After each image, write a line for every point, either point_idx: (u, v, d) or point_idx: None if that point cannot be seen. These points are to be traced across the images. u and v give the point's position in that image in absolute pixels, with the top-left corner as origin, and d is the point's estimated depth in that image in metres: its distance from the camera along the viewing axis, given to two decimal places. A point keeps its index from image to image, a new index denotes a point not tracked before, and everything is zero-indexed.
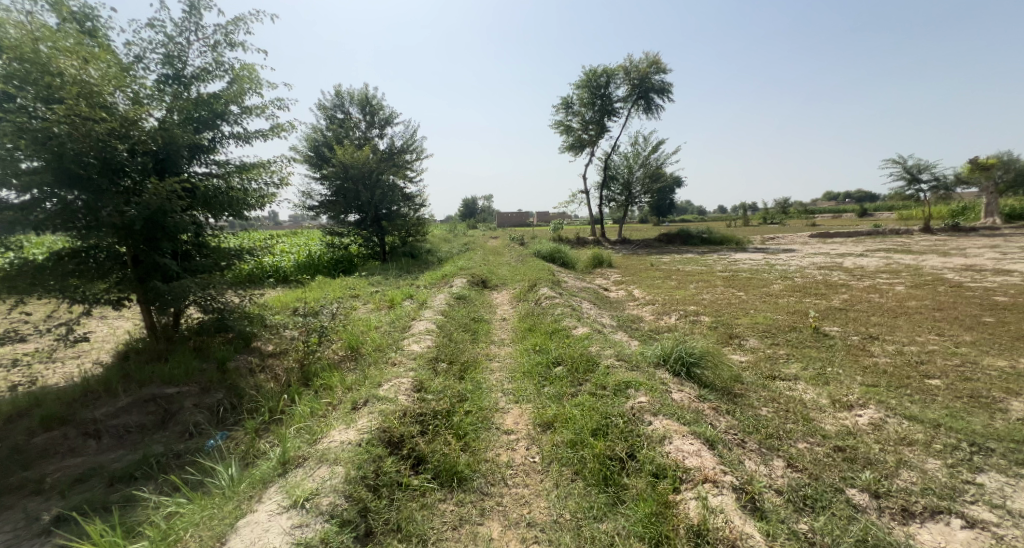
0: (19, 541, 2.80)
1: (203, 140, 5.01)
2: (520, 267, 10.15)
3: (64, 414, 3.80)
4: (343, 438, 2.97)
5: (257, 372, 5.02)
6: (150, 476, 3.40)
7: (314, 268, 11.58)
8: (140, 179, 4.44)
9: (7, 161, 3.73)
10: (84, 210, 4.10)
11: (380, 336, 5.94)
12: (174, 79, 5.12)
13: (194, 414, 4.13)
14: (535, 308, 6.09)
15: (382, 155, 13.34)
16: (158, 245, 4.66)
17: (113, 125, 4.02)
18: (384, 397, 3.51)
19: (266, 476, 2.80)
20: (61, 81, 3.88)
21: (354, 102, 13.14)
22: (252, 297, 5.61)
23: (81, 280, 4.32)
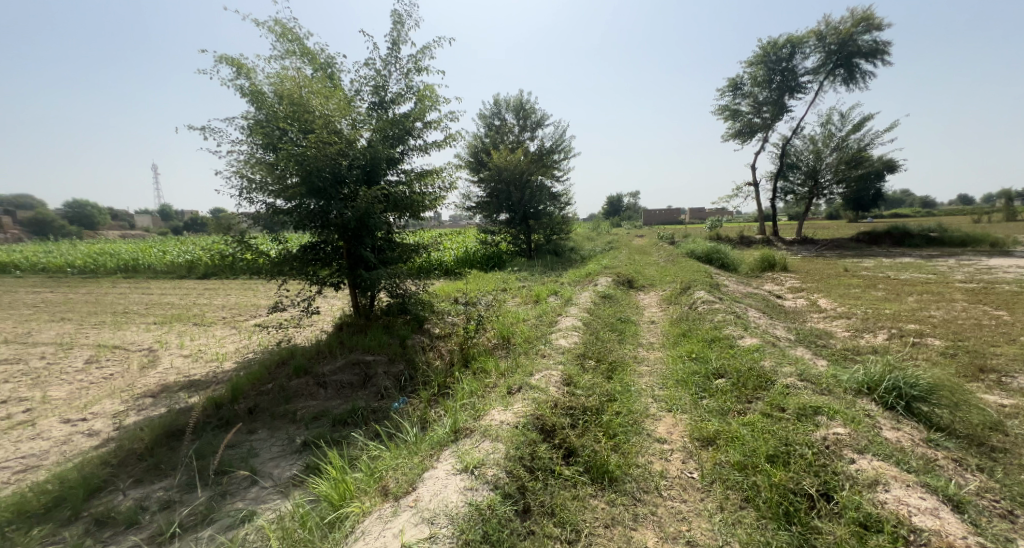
0: (285, 453, 3.78)
1: (396, 153, 5.92)
2: (671, 267, 9.55)
3: (307, 366, 5.04)
4: (502, 419, 3.23)
5: (427, 350, 5.74)
6: (357, 424, 4.19)
7: (469, 263, 12.73)
8: (354, 187, 5.49)
9: (281, 179, 5.05)
10: (319, 214, 5.30)
11: (529, 328, 6.22)
12: (379, 105, 6.18)
13: (384, 379, 4.92)
14: (691, 312, 5.65)
15: (533, 156, 13.86)
16: (363, 241, 5.65)
17: (340, 146, 5.06)
18: (536, 386, 3.68)
19: (442, 441, 3.27)
20: (314, 117, 5.08)
21: (509, 109, 13.88)
22: (425, 285, 6.51)
23: (317, 267, 5.66)
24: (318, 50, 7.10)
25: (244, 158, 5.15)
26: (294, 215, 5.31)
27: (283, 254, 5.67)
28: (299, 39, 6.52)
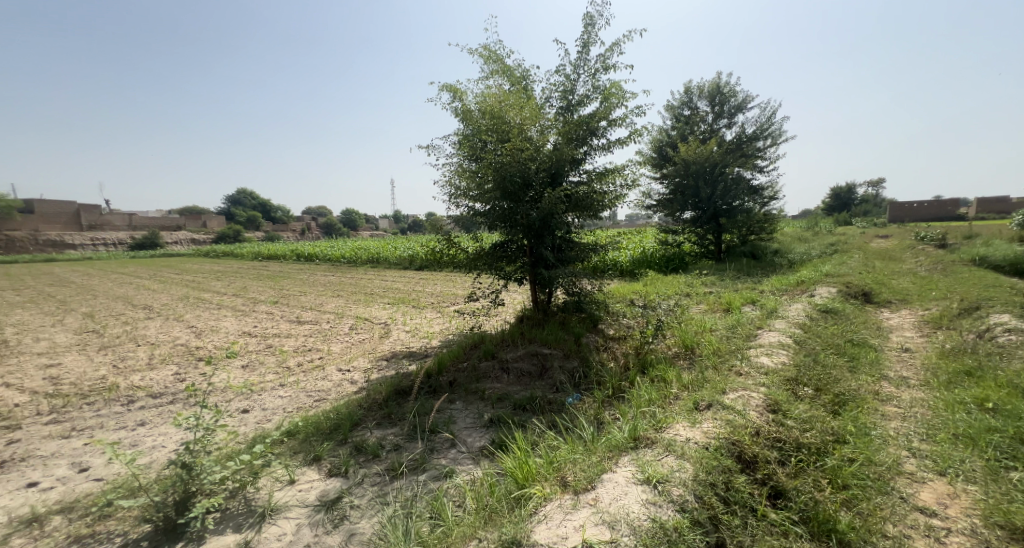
0: (475, 426, 4.46)
1: (579, 154, 5.94)
2: (929, 279, 7.29)
3: (494, 351, 5.72)
4: (690, 436, 2.96)
5: (602, 350, 5.66)
6: (533, 411, 4.55)
7: (647, 263, 12.18)
8: (540, 189, 5.72)
9: (480, 185, 5.62)
10: (508, 215, 5.72)
11: (719, 340, 5.50)
12: (567, 108, 6.32)
13: (560, 373, 5.13)
14: (969, 344, 4.18)
15: (729, 146, 12.34)
16: (544, 240, 5.86)
17: (530, 152, 5.34)
18: (731, 406, 3.24)
19: (621, 444, 3.11)
20: (509, 127, 5.52)
21: (703, 96, 12.61)
22: (601, 285, 6.39)
23: (506, 263, 6.15)
24: (516, 66, 7.73)
25: (453, 169, 5.91)
26: (489, 216, 5.85)
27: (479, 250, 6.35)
28: (500, 57, 7.16)
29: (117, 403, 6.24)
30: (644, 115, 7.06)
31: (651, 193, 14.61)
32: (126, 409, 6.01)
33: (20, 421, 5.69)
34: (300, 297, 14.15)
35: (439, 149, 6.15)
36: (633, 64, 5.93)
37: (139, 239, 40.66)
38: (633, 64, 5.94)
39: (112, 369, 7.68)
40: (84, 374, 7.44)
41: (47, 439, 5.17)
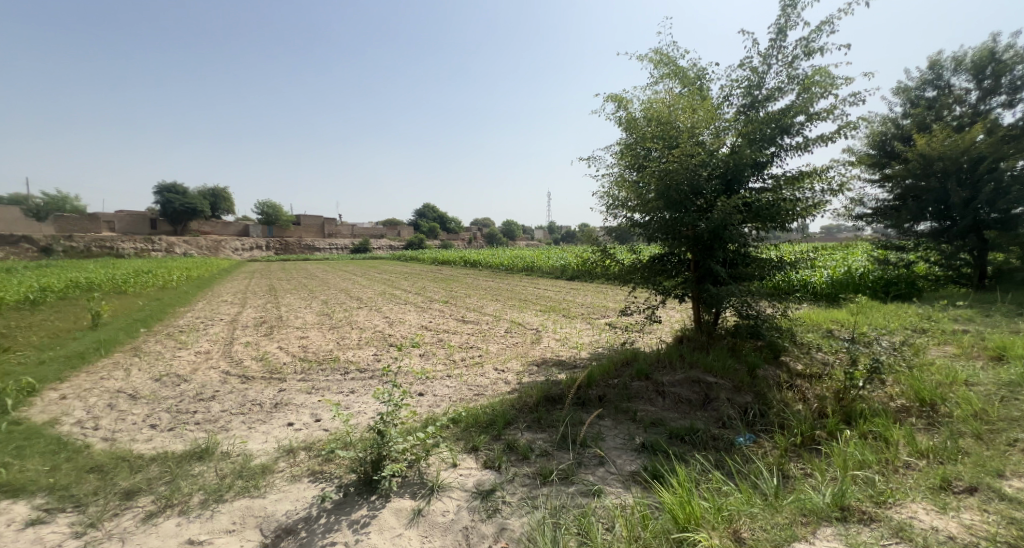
0: (626, 448, 4.33)
1: (764, 157, 5.14)
2: None
3: (648, 371, 5.47)
4: (934, 524, 2.31)
5: (785, 388, 4.96)
6: (693, 445, 4.23)
7: (854, 287, 9.93)
8: (711, 198, 5.16)
9: (641, 195, 5.28)
10: (671, 225, 5.22)
11: (982, 398, 4.00)
12: (751, 106, 5.63)
13: (728, 407, 4.66)
14: None
15: (1008, 132, 9.10)
16: (714, 253, 5.19)
17: (703, 157, 4.78)
18: (1015, 498, 2.43)
19: (821, 511, 2.50)
20: (678, 132, 5.17)
21: (963, 69, 9.63)
22: (786, 308, 5.47)
23: (664, 277, 5.70)
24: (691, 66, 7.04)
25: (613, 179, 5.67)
26: (648, 228, 5.49)
27: (635, 263, 6.07)
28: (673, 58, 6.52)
29: (339, 372, 8.06)
30: (863, 103, 5.67)
31: (867, 199, 11.78)
32: (344, 377, 7.82)
33: (285, 376, 7.84)
34: (467, 298, 15.49)
35: (599, 160, 6.19)
36: (850, 42, 5.22)
37: (358, 245, 50.34)
38: (850, 41, 5.22)
39: (336, 345, 9.76)
40: (319, 346, 9.71)
41: (298, 393, 7.07)
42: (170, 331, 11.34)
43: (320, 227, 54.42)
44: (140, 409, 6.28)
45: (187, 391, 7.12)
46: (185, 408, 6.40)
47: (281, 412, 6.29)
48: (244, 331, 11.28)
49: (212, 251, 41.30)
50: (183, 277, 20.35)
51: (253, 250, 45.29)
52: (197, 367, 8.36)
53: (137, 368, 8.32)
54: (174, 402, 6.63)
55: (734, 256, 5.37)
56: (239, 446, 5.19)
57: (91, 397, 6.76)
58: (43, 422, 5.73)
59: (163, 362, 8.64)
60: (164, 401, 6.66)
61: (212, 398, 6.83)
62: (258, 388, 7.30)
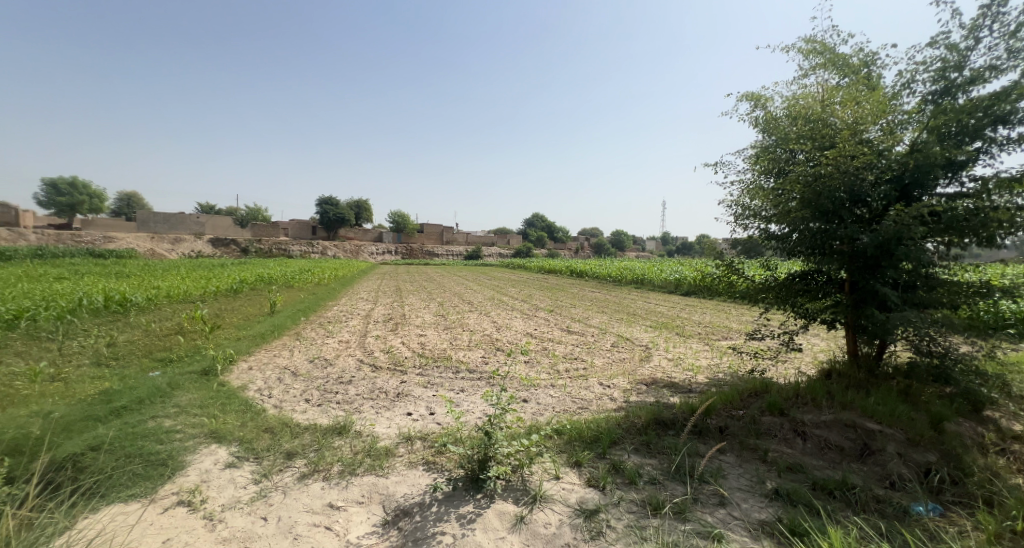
0: (754, 492, 3.60)
1: (964, 155, 3.87)
2: None
3: (783, 407, 4.56)
4: None
5: (990, 452, 3.86)
6: (849, 503, 3.39)
7: None
8: (879, 207, 4.17)
9: (782, 201, 4.48)
10: (821, 237, 4.32)
11: None
12: (944, 93, 4.23)
13: (899, 465, 3.69)
14: None
15: None
16: (880, 271, 4.08)
17: (872, 157, 3.91)
18: None
19: None
20: (834, 129, 4.34)
21: None
22: (996, 348, 3.97)
23: (806, 299, 4.84)
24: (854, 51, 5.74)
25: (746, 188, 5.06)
26: (787, 241, 4.68)
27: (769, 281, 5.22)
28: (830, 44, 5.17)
29: (452, 370, 8.09)
30: None
31: None
32: (455, 375, 7.81)
33: (406, 369, 8.14)
34: (573, 308, 14.81)
35: (730, 164, 5.82)
36: None
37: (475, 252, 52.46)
38: None
39: (448, 344, 9.86)
40: (437, 344, 9.93)
41: (415, 386, 7.28)
42: (322, 320, 12.76)
43: (441, 233, 57.72)
44: (300, 384, 7.22)
45: (331, 373, 7.88)
46: (331, 387, 7.12)
47: (402, 402, 6.57)
48: (375, 324, 12.16)
49: (352, 254, 46.68)
50: (332, 275, 23.20)
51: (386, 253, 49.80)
52: (340, 352, 9.25)
53: (298, 348, 9.49)
54: (324, 381, 7.47)
55: (908, 277, 4.14)
56: (369, 429, 5.56)
57: (265, 370, 7.96)
58: (237, 387, 7.02)
59: (316, 346, 9.70)
60: (315, 380, 7.48)
61: (350, 382, 7.46)
62: (385, 376, 7.74)
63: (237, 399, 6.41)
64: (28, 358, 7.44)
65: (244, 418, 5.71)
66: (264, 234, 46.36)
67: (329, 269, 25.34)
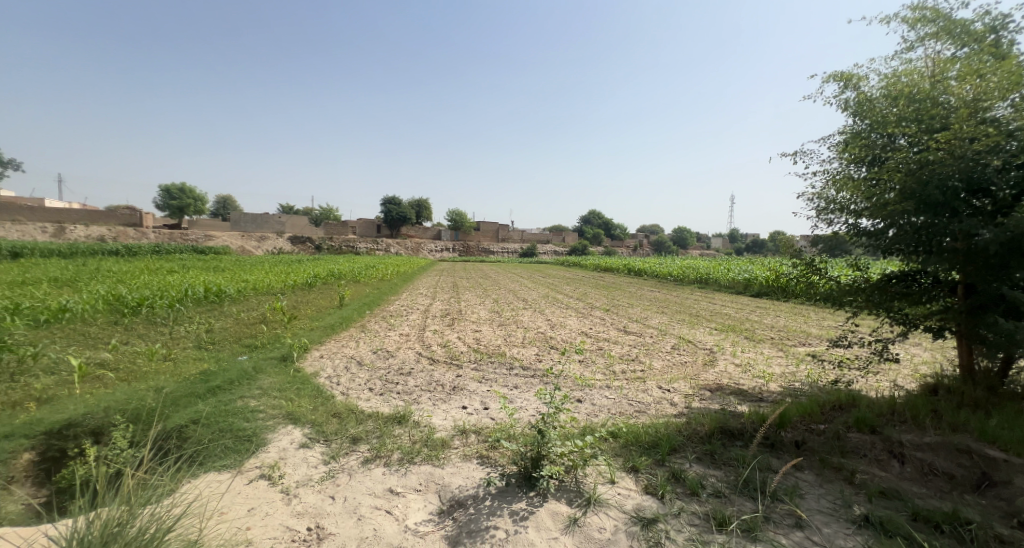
0: (835, 517, 2.94)
1: None
2: None
3: (874, 423, 3.74)
4: None
5: None
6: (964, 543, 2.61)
7: None
8: (1010, 197, 3.09)
9: (875, 193, 3.58)
10: (926, 235, 3.34)
11: None
12: None
13: None
14: None
15: None
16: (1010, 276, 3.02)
17: (996, 138, 2.90)
18: None
19: None
20: (948, 109, 3.31)
21: None
22: None
23: (905, 304, 3.82)
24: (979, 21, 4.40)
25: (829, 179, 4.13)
26: (881, 239, 3.71)
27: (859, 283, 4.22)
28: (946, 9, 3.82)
29: (506, 366, 7.54)
30: None
31: None
32: (510, 372, 7.25)
33: (462, 363, 7.72)
34: (630, 307, 13.79)
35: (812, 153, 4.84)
36: None
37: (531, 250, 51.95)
38: None
39: (503, 341, 9.31)
40: (491, 340, 9.40)
41: (471, 381, 6.85)
42: (384, 313, 12.71)
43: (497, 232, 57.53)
44: (365, 373, 7.09)
45: (393, 364, 7.66)
46: (393, 377, 6.92)
47: (458, 396, 6.21)
48: (432, 319, 11.91)
49: (413, 252, 47.84)
50: (394, 272, 23.61)
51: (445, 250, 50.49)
52: (401, 344, 9.04)
53: (364, 339, 9.41)
54: (386, 370, 7.29)
55: None
56: (426, 419, 5.30)
57: (335, 359, 7.92)
58: (310, 373, 7.02)
59: (379, 338, 9.54)
60: (378, 370, 7.28)
61: (410, 373, 7.19)
62: (440, 369, 7.38)
63: (312, 384, 6.44)
64: (147, 340, 8.03)
65: (316, 402, 5.72)
66: (335, 233, 48.68)
67: (391, 266, 25.80)
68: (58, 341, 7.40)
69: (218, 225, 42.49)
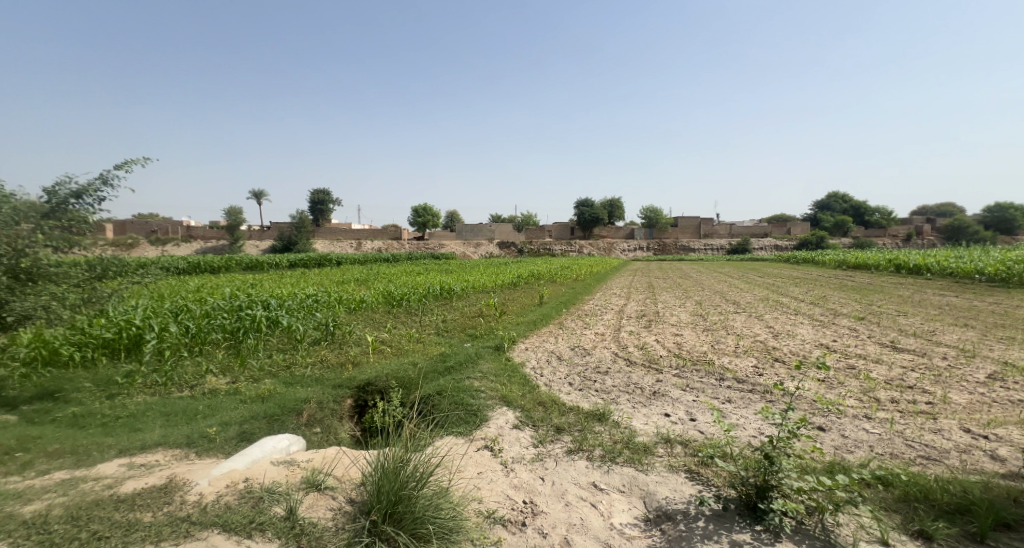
0: None
1: None
2: None
3: None
4: None
5: None
6: None
7: None
8: None
9: None
10: None
11: None
12: None
13: None
14: None
15: None
16: None
17: None
18: None
19: None
20: None
21: None
22: None
23: None
24: None
25: None
26: None
27: None
28: None
29: (712, 376, 4.97)
30: None
31: None
32: (721, 383, 4.71)
33: (661, 367, 5.40)
34: (902, 317, 8.52)
35: None
36: None
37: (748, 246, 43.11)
38: None
39: (709, 348, 6.42)
40: (694, 346, 6.64)
41: (672, 388, 4.62)
42: (579, 312, 11.00)
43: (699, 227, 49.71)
44: (563, 367, 5.53)
45: (591, 361, 5.84)
46: (590, 373, 5.17)
47: (659, 400, 4.19)
48: (629, 319, 9.55)
49: (606, 252, 44.98)
50: (587, 274, 21.76)
51: (639, 250, 46.24)
52: (597, 342, 7.05)
53: (562, 335, 7.85)
54: (583, 366, 5.55)
55: None
56: (626, 421, 3.67)
57: (539, 351, 6.58)
58: (518, 361, 5.87)
59: (576, 335, 7.84)
60: (577, 365, 5.62)
61: (607, 371, 5.29)
62: (637, 372, 5.24)
63: (517, 372, 5.25)
64: (406, 324, 8.54)
65: (526, 389, 4.58)
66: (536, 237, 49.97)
67: (589, 269, 24.20)
68: (360, 322, 8.67)
69: (445, 235, 48.58)
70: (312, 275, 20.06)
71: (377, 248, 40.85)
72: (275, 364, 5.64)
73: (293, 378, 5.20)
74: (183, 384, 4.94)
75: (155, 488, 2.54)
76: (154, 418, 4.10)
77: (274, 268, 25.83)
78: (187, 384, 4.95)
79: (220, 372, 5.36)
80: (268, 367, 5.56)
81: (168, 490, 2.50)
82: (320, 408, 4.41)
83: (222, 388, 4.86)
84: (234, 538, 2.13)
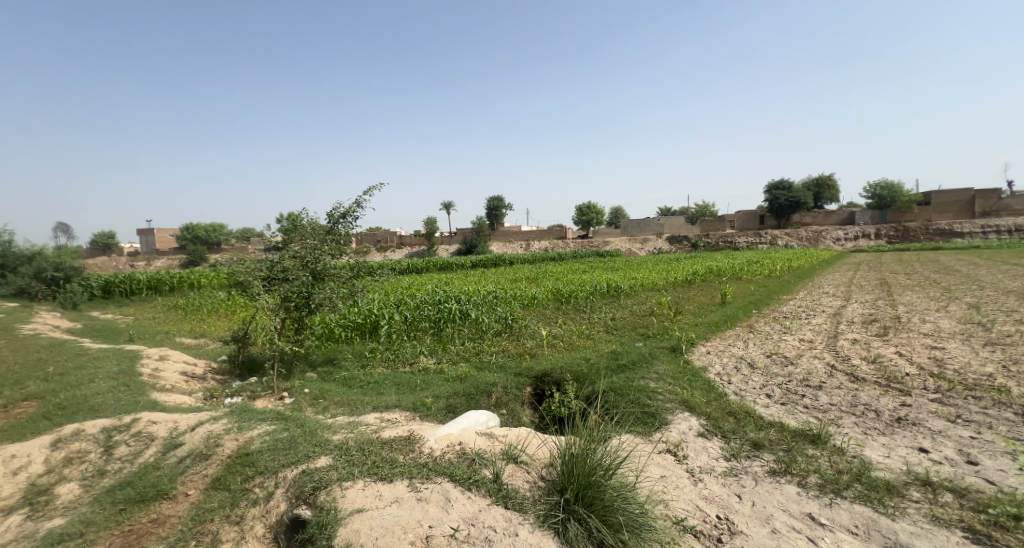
0: None
1: None
2: None
3: None
4: None
5: None
6: None
7: None
8: None
9: None
10: None
11: None
12: None
13: None
14: None
15: None
16: None
17: None
18: None
19: None
20: None
21: None
22: None
23: None
24: None
25: None
26: None
27: None
28: None
29: (1005, 408, 5.10)
30: None
31: None
32: (1018, 419, 4.82)
33: (910, 389, 5.84)
34: None
35: None
36: None
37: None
38: None
39: (998, 371, 6.31)
40: (967, 366, 6.63)
41: (931, 416, 5.02)
42: (776, 314, 11.54)
43: (969, 202, 38.47)
44: (759, 377, 6.66)
45: (795, 374, 6.79)
46: (797, 389, 6.14)
47: (906, 431, 4.71)
48: (851, 327, 9.73)
49: (812, 243, 39.69)
50: (783, 269, 20.47)
51: (856, 238, 39.04)
52: (804, 352, 7.91)
53: (752, 341, 8.92)
54: (786, 380, 6.53)
55: None
56: (855, 449, 4.34)
57: (723, 356, 7.97)
58: (699, 367, 7.33)
59: (772, 342, 8.78)
60: (776, 377, 6.70)
61: (821, 387, 6.16)
62: (872, 392, 5.84)
63: (702, 378, 6.72)
64: (578, 322, 10.93)
65: (709, 397, 5.90)
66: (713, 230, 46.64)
67: (780, 262, 22.50)
68: (535, 316, 11.48)
69: (611, 232, 49.84)
70: (497, 273, 24.31)
71: (546, 248, 44.57)
72: (467, 352, 8.77)
73: (483, 364, 8.13)
74: (406, 360, 8.54)
75: (402, 438, 4.27)
76: (390, 386, 7.34)
77: (462, 268, 31.73)
78: (407, 360, 8.51)
79: (429, 352, 8.85)
80: (461, 352, 8.75)
81: (412, 441, 4.20)
82: (506, 392, 6.85)
83: (429, 365, 8.18)
84: (459, 485, 3.53)
